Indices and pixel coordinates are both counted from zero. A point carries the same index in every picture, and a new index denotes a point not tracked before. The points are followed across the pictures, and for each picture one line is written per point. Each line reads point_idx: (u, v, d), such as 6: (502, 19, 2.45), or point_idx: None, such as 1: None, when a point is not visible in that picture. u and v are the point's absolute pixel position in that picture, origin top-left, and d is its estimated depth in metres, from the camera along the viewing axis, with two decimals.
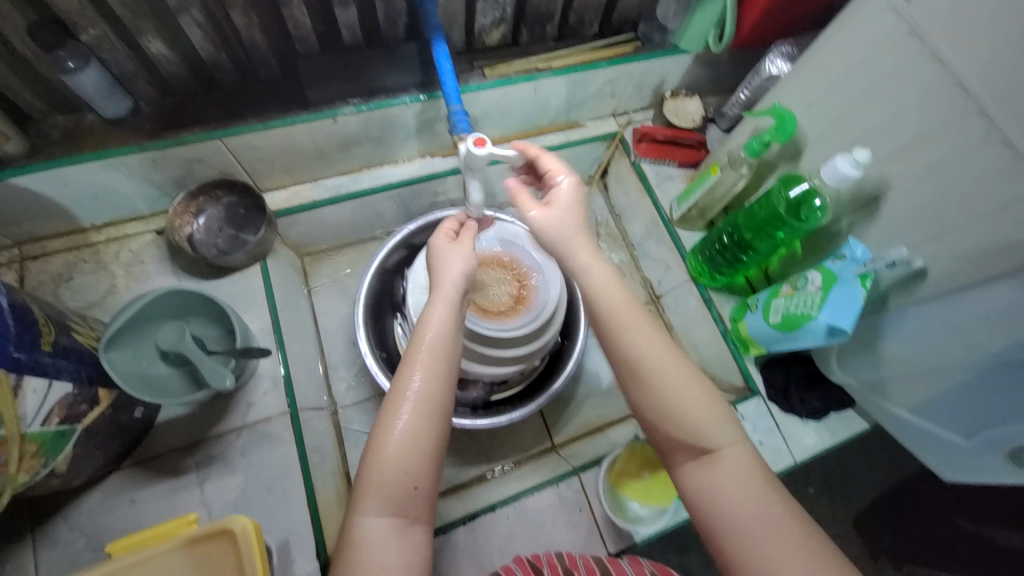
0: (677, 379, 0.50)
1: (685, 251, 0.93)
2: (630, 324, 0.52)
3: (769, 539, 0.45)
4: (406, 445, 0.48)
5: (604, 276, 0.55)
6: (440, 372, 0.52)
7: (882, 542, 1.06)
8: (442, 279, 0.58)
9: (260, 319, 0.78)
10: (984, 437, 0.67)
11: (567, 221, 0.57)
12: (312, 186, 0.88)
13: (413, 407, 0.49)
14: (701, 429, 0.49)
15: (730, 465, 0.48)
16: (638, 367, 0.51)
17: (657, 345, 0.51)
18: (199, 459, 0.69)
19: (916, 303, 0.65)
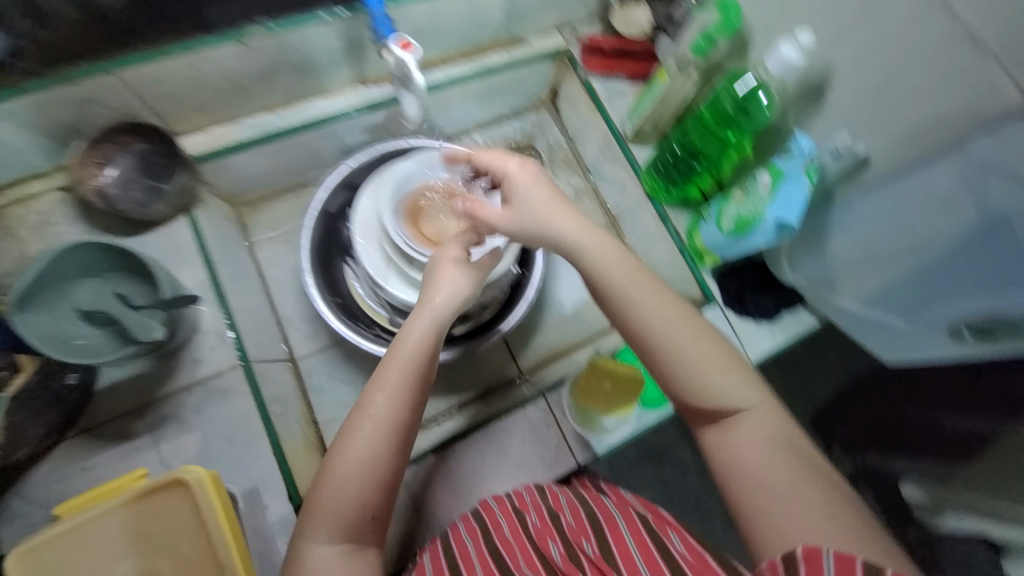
0: (699, 350, 0.52)
1: (639, 167, 0.90)
2: (649, 301, 0.54)
3: (785, 494, 0.47)
4: (364, 463, 0.52)
5: (616, 259, 0.55)
6: (406, 403, 0.54)
7: None
8: (431, 296, 0.59)
9: (194, 273, 0.73)
10: (924, 318, 0.70)
11: (539, 210, 0.57)
12: (233, 126, 0.80)
13: (376, 434, 0.53)
14: (722, 393, 0.52)
15: (749, 428, 0.51)
16: (659, 348, 0.52)
17: (678, 322, 0.53)
18: (151, 421, 0.67)
19: (859, 192, 0.67)
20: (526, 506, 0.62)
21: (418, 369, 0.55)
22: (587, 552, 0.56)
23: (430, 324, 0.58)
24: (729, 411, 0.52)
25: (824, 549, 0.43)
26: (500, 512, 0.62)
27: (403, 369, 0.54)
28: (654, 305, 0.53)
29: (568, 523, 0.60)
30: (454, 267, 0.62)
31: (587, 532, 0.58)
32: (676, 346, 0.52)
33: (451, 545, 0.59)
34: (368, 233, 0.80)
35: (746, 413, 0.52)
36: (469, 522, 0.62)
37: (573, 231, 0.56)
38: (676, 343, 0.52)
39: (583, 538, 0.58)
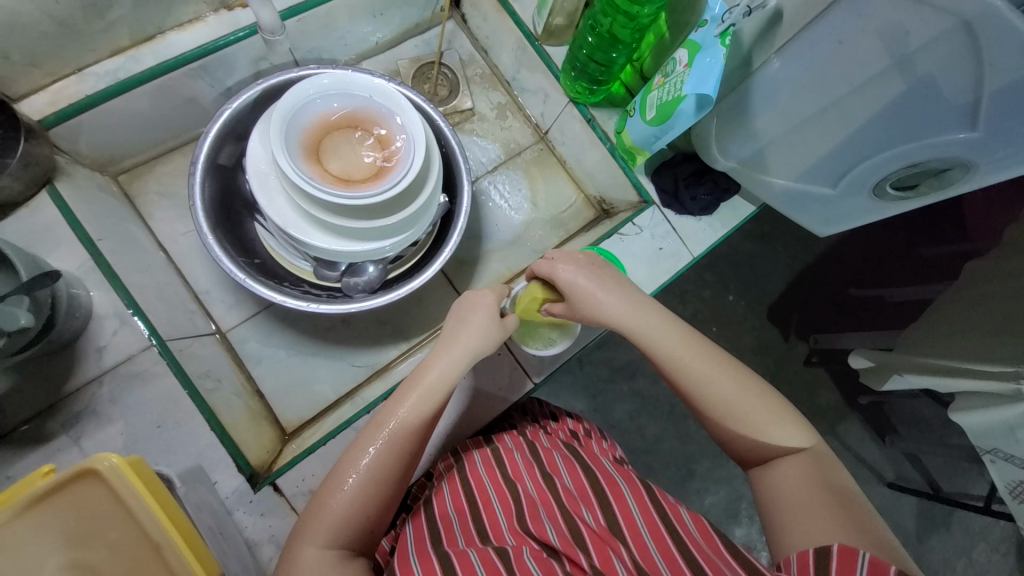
0: (747, 398, 0.56)
1: (558, 69, 0.84)
2: (699, 356, 0.57)
3: (821, 514, 0.49)
4: (371, 475, 0.53)
5: (669, 326, 0.59)
6: (419, 428, 0.56)
7: (792, 322, 1.18)
8: (457, 327, 0.61)
9: (75, 254, 0.64)
10: (849, 180, 0.68)
11: (590, 274, 0.60)
12: (79, 78, 0.68)
13: (386, 443, 0.54)
14: (771, 434, 0.55)
15: (793, 464, 0.54)
16: (705, 384, 0.56)
17: (731, 380, 0.56)
18: (66, 419, 0.61)
19: (779, 52, 0.61)
20: (517, 477, 0.62)
21: (432, 399, 0.57)
22: (587, 521, 0.57)
23: (454, 353, 0.59)
24: (777, 451, 0.55)
25: (860, 553, 0.45)
26: (490, 484, 0.61)
27: (419, 394, 0.56)
28: (707, 360, 0.57)
29: (565, 487, 0.61)
30: (484, 325, 0.61)
31: (586, 500, 0.60)
32: (725, 396, 0.56)
33: (437, 514, 0.60)
34: (265, 181, 0.71)
35: (795, 454, 0.55)
36: (454, 486, 0.62)
37: (635, 316, 0.59)
38: (727, 390, 0.56)
39: (581, 506, 0.59)
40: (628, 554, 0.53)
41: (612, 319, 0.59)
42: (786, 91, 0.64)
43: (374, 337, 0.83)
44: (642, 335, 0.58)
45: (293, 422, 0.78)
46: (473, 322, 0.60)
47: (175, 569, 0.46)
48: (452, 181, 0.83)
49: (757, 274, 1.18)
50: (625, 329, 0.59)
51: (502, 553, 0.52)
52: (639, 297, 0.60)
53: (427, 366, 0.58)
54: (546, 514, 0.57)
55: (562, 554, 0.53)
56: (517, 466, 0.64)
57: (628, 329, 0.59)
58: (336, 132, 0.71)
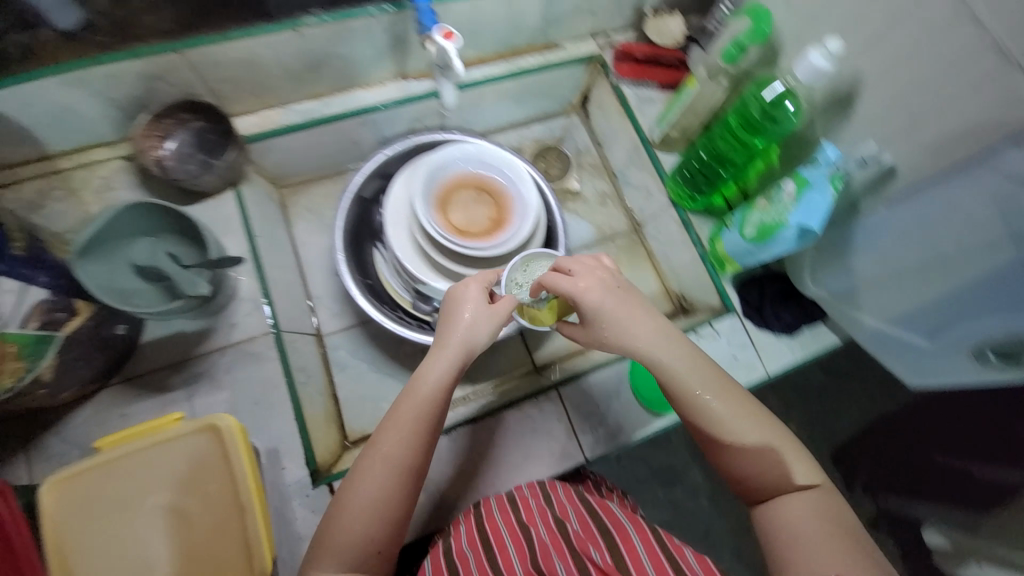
0: (754, 425, 0.52)
1: (665, 173, 0.92)
2: (713, 385, 0.54)
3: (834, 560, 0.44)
4: (370, 500, 0.52)
5: (677, 345, 0.56)
6: (413, 438, 0.55)
7: (859, 475, 1.10)
8: (452, 331, 0.60)
9: (238, 244, 0.78)
10: (947, 338, 0.70)
11: (604, 287, 0.59)
12: (283, 111, 0.85)
13: (381, 471, 0.53)
14: (783, 470, 0.51)
15: (805, 500, 0.49)
16: (719, 417, 0.52)
17: (737, 405, 0.53)
18: (186, 377, 0.71)
19: (889, 203, 0.64)
20: (530, 522, 0.61)
21: (426, 414, 0.56)
22: (594, 560, 0.54)
23: (450, 361, 0.58)
24: (787, 487, 0.50)
25: None
26: (504, 525, 0.61)
27: (411, 407, 0.56)
28: (733, 394, 0.53)
29: (575, 532, 0.59)
30: (486, 311, 0.61)
31: (595, 541, 0.58)
32: (741, 432, 0.52)
33: (454, 552, 0.61)
34: (400, 217, 0.83)
35: (806, 490, 0.50)
36: (470, 526, 0.63)
37: (637, 326, 0.57)
38: (733, 416, 0.52)
39: (590, 545, 0.57)
40: None
41: (611, 331, 0.57)
42: (887, 240, 0.67)
43: None
44: (645, 352, 0.56)
45: (356, 433, 0.84)
46: (472, 330, 0.60)
47: (250, 536, 0.51)
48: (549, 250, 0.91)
49: (827, 406, 1.13)
50: (628, 338, 0.57)
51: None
52: (638, 301, 0.59)
53: (419, 379, 0.57)
54: (558, 556, 0.55)
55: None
56: (531, 510, 0.63)
57: (629, 341, 0.57)
58: (463, 190, 0.83)
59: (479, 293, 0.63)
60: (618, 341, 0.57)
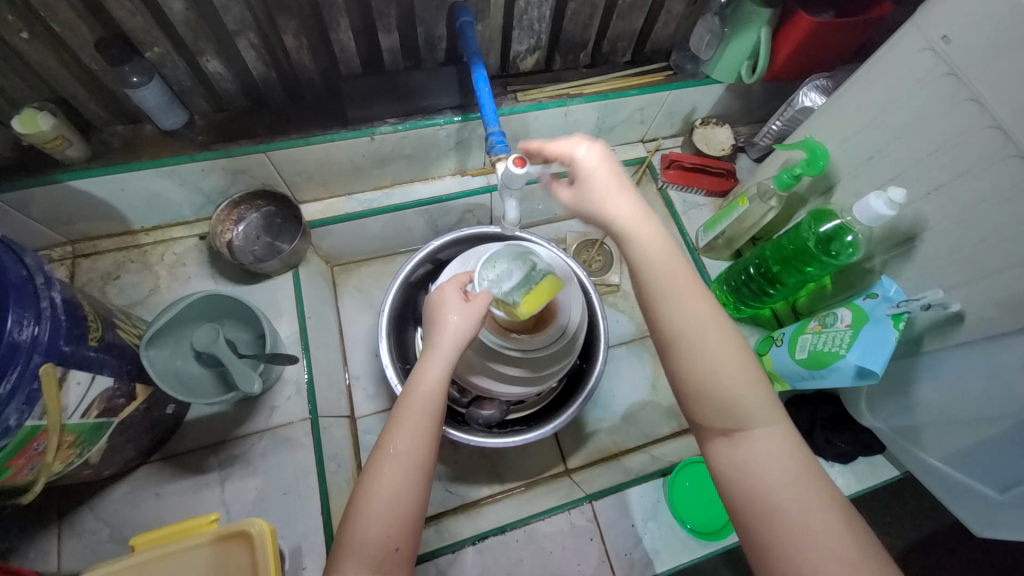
0: (724, 357, 0.49)
1: (711, 279, 0.93)
2: (694, 306, 0.50)
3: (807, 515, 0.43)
4: (391, 497, 0.51)
5: (652, 241, 0.52)
6: (422, 432, 0.54)
7: None
8: (442, 333, 0.59)
9: (289, 325, 0.81)
10: (1019, 492, 0.63)
11: (601, 179, 0.54)
12: (346, 199, 0.91)
13: (394, 466, 0.52)
14: (749, 409, 0.48)
15: (772, 448, 0.47)
16: (692, 347, 0.49)
17: (704, 326, 0.50)
18: (223, 459, 0.71)
19: (951, 347, 0.63)
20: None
21: (431, 407, 0.55)
22: None
23: (445, 361, 0.57)
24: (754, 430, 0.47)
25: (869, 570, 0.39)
26: None
27: (414, 407, 0.54)
28: (704, 315, 0.50)
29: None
30: (466, 309, 0.61)
31: None
32: (715, 367, 0.48)
33: None
34: None
35: (770, 432, 0.47)
36: None
37: (612, 198, 0.54)
38: (698, 342, 0.49)
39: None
40: None
41: (584, 200, 0.55)
42: (951, 383, 0.64)
43: (472, 471, 0.86)
44: (623, 230, 0.53)
45: None
46: (460, 326, 0.59)
47: None
48: (590, 346, 0.91)
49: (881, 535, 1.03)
50: (604, 212, 0.54)
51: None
52: (613, 170, 0.55)
53: (417, 381, 0.56)
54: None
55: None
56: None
57: (605, 214, 0.54)
58: None
59: (452, 295, 0.62)
60: (592, 209, 0.55)
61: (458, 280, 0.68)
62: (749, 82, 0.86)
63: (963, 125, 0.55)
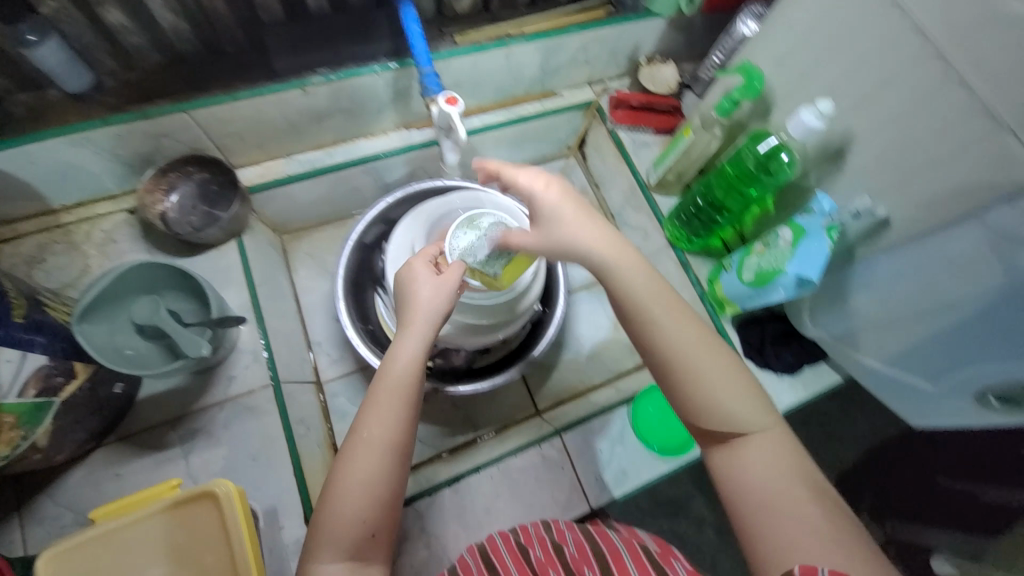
0: (707, 358, 0.49)
1: (663, 216, 0.95)
2: (669, 313, 0.51)
3: (785, 495, 0.45)
4: (363, 485, 0.50)
5: (629, 265, 0.52)
6: (398, 418, 0.52)
7: (865, 500, 1.12)
8: (414, 312, 0.58)
9: (238, 295, 0.78)
10: (952, 380, 0.70)
11: (569, 212, 0.54)
12: (285, 161, 0.87)
13: (367, 451, 0.51)
14: (733, 406, 0.48)
15: (762, 443, 0.48)
16: (670, 349, 0.50)
17: (694, 335, 0.50)
18: (183, 433, 0.70)
19: (882, 252, 0.66)
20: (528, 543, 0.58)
21: (409, 386, 0.54)
22: None
23: (417, 345, 0.56)
24: (740, 427, 0.48)
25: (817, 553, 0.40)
26: (504, 546, 0.58)
27: (392, 388, 0.53)
28: (681, 322, 0.51)
29: (572, 555, 0.56)
30: (436, 283, 0.60)
31: (591, 564, 0.53)
32: (693, 363, 0.49)
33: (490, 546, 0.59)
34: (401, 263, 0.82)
35: (763, 432, 0.48)
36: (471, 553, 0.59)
37: (583, 230, 0.53)
38: (688, 350, 0.49)
39: (585, 567, 0.53)
40: None
41: (552, 229, 0.54)
42: (885, 287, 0.68)
43: (446, 422, 0.88)
44: (598, 256, 0.53)
45: None
46: (435, 302, 0.59)
47: None
48: (549, 292, 0.91)
49: (834, 444, 1.15)
50: (576, 242, 0.53)
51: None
52: (577, 203, 0.55)
53: (390, 362, 0.55)
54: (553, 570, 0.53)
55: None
56: (529, 533, 0.61)
57: (577, 244, 0.53)
58: None
59: (423, 271, 0.61)
60: (564, 241, 0.54)
61: (427, 254, 0.66)
62: (689, 12, 0.86)
63: (888, 32, 0.57)
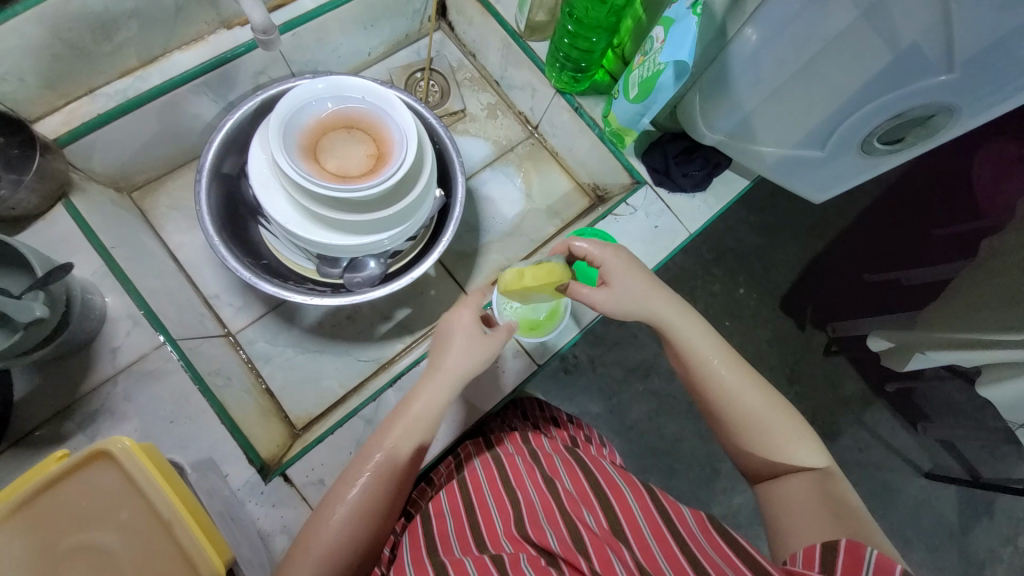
0: (759, 401, 0.59)
1: (543, 62, 0.87)
2: (726, 361, 0.61)
3: (815, 516, 0.52)
4: (356, 507, 0.54)
5: (699, 334, 0.62)
6: (402, 452, 0.57)
7: (807, 312, 1.33)
8: (443, 359, 0.62)
9: (89, 261, 0.68)
10: (836, 141, 0.70)
11: (640, 285, 0.64)
12: (91, 99, 0.73)
13: (370, 477, 0.55)
14: (786, 448, 0.57)
15: (805, 478, 0.56)
16: (735, 405, 0.59)
17: (761, 396, 0.59)
18: (81, 420, 0.63)
19: (756, 15, 0.65)
20: (518, 485, 0.62)
21: (420, 428, 0.59)
22: (589, 524, 0.56)
23: (439, 392, 0.60)
24: (789, 465, 0.57)
25: (868, 549, 0.46)
26: (488, 488, 0.62)
27: (408, 423, 0.58)
28: (736, 370, 0.60)
29: (566, 491, 0.61)
30: (478, 340, 0.63)
31: (587, 503, 0.60)
32: (751, 407, 0.59)
33: (470, 488, 0.63)
34: (270, 181, 0.74)
35: (808, 471, 0.56)
36: (452, 492, 0.64)
37: (653, 298, 0.64)
38: (746, 395, 0.59)
39: (583, 509, 0.58)
40: (632, 558, 0.52)
41: (627, 293, 0.63)
42: (769, 57, 0.67)
43: (379, 334, 0.85)
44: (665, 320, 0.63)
45: (303, 418, 0.79)
46: (463, 357, 0.61)
47: (186, 547, 0.47)
48: (447, 175, 0.86)
49: (773, 271, 1.34)
50: (648, 310, 0.63)
51: (496, 559, 0.51)
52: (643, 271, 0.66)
53: (412, 397, 0.60)
54: (547, 520, 0.56)
55: (563, 561, 0.51)
56: (519, 472, 0.64)
57: (654, 314, 0.63)
58: (329, 133, 0.72)
59: (467, 322, 0.64)
60: (638, 307, 0.64)
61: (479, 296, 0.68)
62: None
63: None
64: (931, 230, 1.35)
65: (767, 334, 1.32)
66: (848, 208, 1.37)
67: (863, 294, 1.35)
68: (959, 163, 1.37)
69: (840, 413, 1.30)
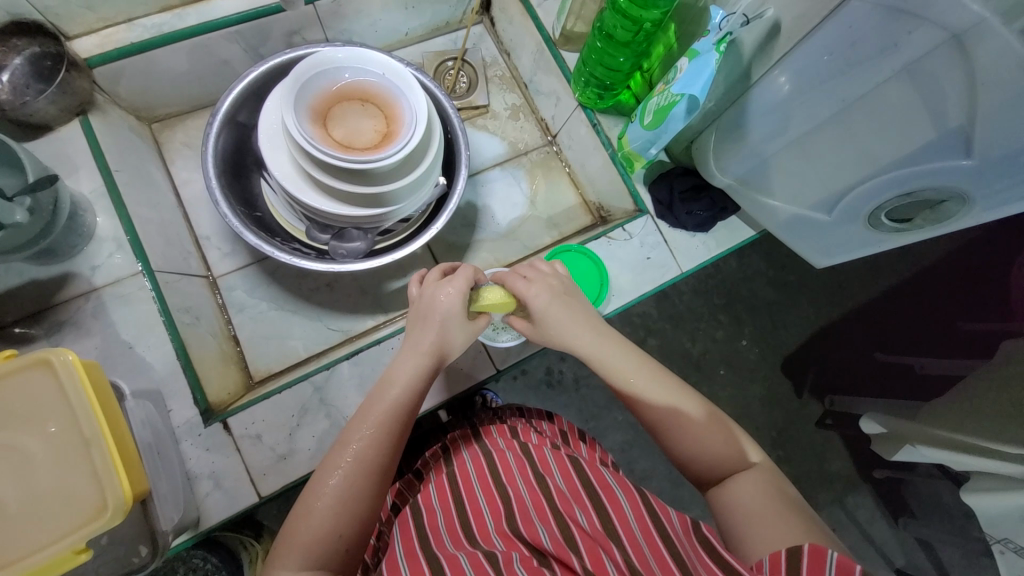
0: (690, 406, 0.57)
1: (570, 73, 0.87)
2: (649, 377, 0.58)
3: (764, 519, 0.49)
4: (340, 495, 0.50)
5: (640, 362, 0.59)
6: (382, 439, 0.53)
7: (805, 379, 1.29)
8: (428, 331, 0.58)
9: (91, 179, 0.71)
10: (842, 207, 0.68)
11: (565, 324, 0.60)
12: (128, 28, 0.75)
13: (348, 468, 0.51)
14: (724, 453, 0.55)
15: (750, 478, 0.53)
16: (664, 418, 0.56)
17: (696, 408, 0.57)
18: (47, 327, 0.65)
19: (783, 62, 0.62)
20: (507, 479, 0.59)
21: (398, 411, 0.55)
22: (579, 522, 0.52)
23: (417, 365, 0.57)
24: (729, 469, 0.54)
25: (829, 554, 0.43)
26: (481, 491, 0.59)
27: (381, 411, 0.54)
28: (662, 378, 0.58)
29: (557, 488, 0.57)
30: (457, 321, 0.59)
31: (580, 502, 0.55)
32: (689, 411, 0.56)
33: (460, 485, 0.60)
34: (276, 137, 0.75)
35: (749, 471, 0.54)
36: (443, 486, 0.61)
37: (580, 331, 0.60)
38: (675, 411, 0.56)
39: (574, 507, 0.54)
40: (625, 560, 0.48)
41: (553, 334, 0.61)
42: (790, 107, 0.65)
43: (353, 306, 0.86)
44: (595, 355, 0.59)
45: (262, 372, 0.81)
46: (439, 334, 0.58)
47: (97, 469, 0.48)
48: (453, 164, 0.86)
49: (775, 330, 1.29)
50: (573, 342, 0.60)
51: (492, 558, 0.48)
52: (573, 304, 0.61)
53: (389, 381, 0.56)
54: (539, 516, 0.53)
55: (555, 560, 0.48)
56: (509, 467, 0.61)
57: (585, 353, 0.60)
58: (339, 102, 0.72)
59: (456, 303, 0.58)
60: (570, 344, 0.60)
61: (465, 273, 0.61)
62: None
63: None
64: (956, 322, 1.29)
65: (760, 392, 1.27)
66: (869, 280, 1.32)
67: (869, 372, 1.29)
68: (997, 259, 1.31)
69: (820, 489, 1.25)
